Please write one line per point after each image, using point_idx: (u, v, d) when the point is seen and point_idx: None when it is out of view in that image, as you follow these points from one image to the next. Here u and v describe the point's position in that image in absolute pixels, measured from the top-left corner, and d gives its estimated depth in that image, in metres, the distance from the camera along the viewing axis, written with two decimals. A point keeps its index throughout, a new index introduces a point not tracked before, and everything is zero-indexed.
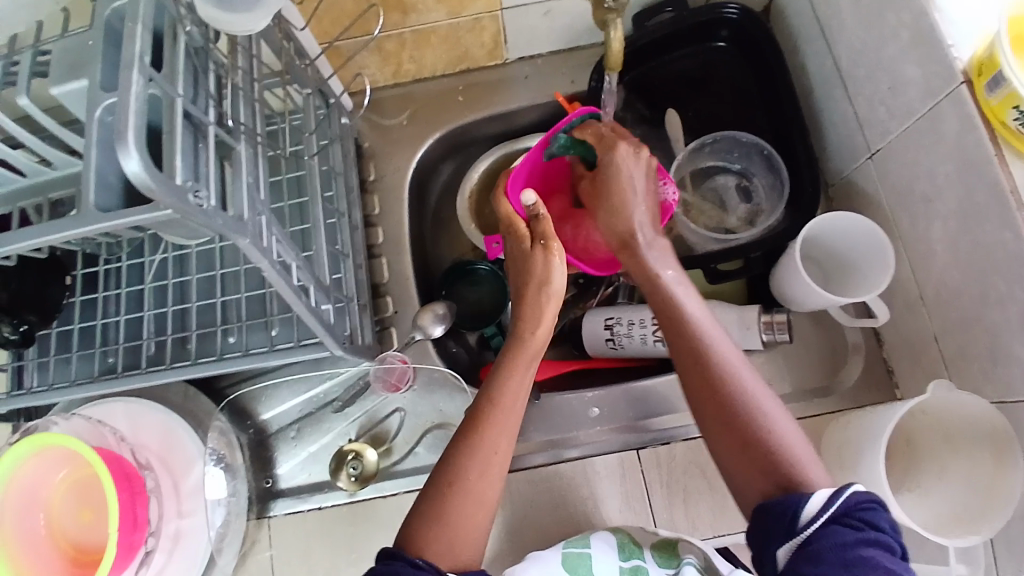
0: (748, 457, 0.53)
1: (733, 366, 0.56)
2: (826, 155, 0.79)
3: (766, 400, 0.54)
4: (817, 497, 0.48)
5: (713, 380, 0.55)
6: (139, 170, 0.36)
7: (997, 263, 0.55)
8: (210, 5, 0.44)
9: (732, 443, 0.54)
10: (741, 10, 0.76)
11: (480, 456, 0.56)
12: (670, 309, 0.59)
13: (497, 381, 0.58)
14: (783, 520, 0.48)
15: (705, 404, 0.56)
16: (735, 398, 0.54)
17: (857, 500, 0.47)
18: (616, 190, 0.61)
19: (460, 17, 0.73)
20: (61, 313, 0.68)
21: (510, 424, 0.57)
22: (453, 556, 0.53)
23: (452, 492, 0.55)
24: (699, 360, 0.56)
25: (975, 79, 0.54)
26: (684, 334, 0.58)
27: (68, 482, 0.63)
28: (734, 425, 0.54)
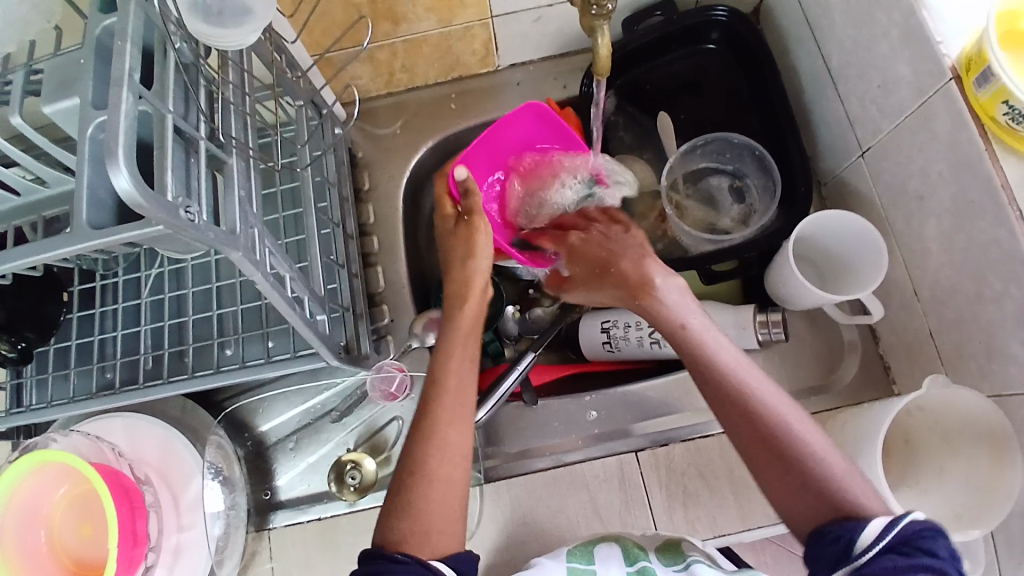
0: (801, 495, 0.51)
1: (772, 404, 0.54)
2: (818, 154, 0.79)
3: (808, 434, 0.53)
4: (873, 525, 0.46)
5: (744, 413, 0.54)
6: (129, 186, 0.36)
7: (992, 260, 0.55)
8: (198, 20, 0.44)
9: (776, 481, 0.52)
10: (729, 11, 0.76)
11: (436, 438, 0.56)
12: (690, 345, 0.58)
13: (439, 369, 0.60)
14: (837, 549, 0.47)
15: (740, 438, 0.54)
16: (771, 430, 0.53)
17: (915, 528, 0.45)
18: (592, 258, 0.70)
19: (451, 26, 0.73)
20: (59, 329, 0.68)
21: (459, 408, 0.58)
22: (428, 546, 0.52)
23: (415, 480, 0.54)
24: (727, 394, 0.55)
25: (964, 75, 0.54)
26: (716, 377, 0.56)
27: (68, 499, 0.62)
28: (782, 465, 0.52)
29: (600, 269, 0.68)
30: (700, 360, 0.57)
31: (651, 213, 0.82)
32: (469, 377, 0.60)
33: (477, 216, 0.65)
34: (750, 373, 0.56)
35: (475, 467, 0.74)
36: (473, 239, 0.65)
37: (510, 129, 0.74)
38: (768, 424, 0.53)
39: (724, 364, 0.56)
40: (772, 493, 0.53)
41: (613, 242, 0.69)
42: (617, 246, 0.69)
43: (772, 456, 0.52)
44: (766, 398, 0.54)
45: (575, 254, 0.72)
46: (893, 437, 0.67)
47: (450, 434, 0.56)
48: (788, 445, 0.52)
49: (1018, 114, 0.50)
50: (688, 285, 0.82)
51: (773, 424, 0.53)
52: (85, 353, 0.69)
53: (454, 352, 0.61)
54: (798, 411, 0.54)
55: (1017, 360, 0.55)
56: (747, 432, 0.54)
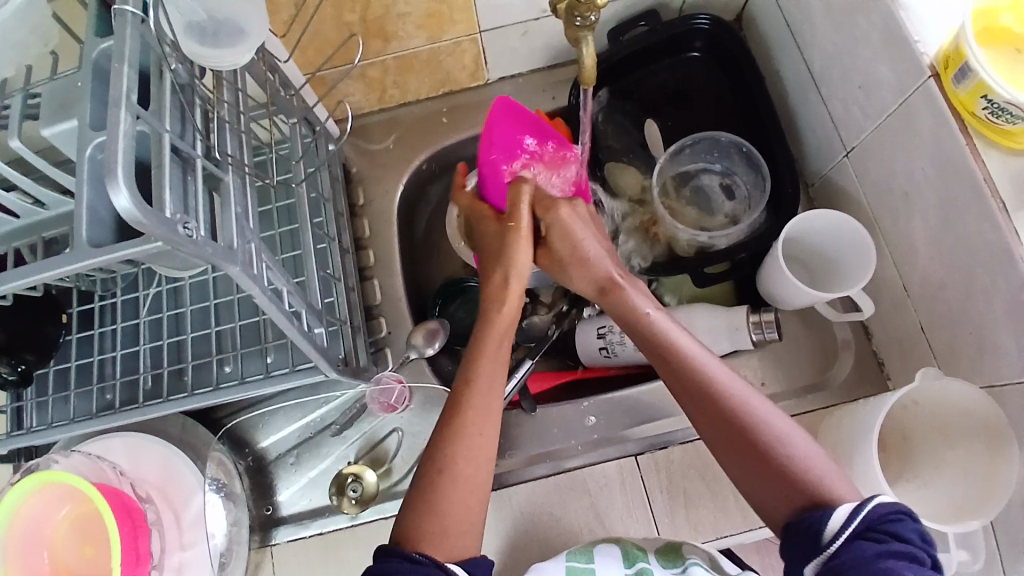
0: (769, 479, 0.52)
1: (735, 392, 0.55)
2: (804, 157, 0.81)
3: (774, 419, 0.54)
4: (839, 511, 0.47)
5: (710, 401, 0.55)
6: (129, 205, 0.37)
7: (978, 253, 0.56)
8: (193, 42, 0.46)
9: (747, 466, 0.53)
10: (711, 20, 0.78)
11: (463, 439, 0.56)
12: (653, 338, 0.60)
13: (472, 366, 0.59)
14: (806, 538, 0.48)
15: (709, 427, 0.55)
16: (735, 415, 0.54)
17: (880, 512, 0.46)
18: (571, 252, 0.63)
19: (440, 42, 0.75)
20: (58, 351, 0.69)
21: (492, 408, 0.58)
22: (443, 546, 0.52)
23: (442, 480, 0.54)
24: (690, 385, 0.56)
25: (942, 72, 0.56)
26: (679, 368, 0.57)
27: (70, 519, 0.62)
28: (751, 450, 0.53)
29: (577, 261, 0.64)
30: (664, 353, 0.58)
31: (642, 219, 0.83)
32: (501, 375, 0.60)
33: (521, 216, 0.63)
34: (713, 362, 0.57)
35: None
36: (515, 241, 0.63)
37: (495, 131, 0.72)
38: (732, 411, 0.54)
39: (687, 355, 0.57)
40: (743, 480, 0.54)
41: (591, 236, 0.64)
42: (594, 245, 0.64)
43: (738, 442, 0.54)
44: (728, 387, 0.55)
45: (558, 230, 0.63)
46: (891, 432, 0.68)
47: (479, 433, 0.56)
48: (753, 431, 0.53)
49: (997, 108, 0.52)
50: (681, 289, 0.83)
51: (735, 411, 0.54)
52: (85, 374, 0.69)
53: (486, 352, 0.60)
54: (759, 397, 0.55)
55: (1008, 350, 0.56)
56: (715, 419, 0.55)
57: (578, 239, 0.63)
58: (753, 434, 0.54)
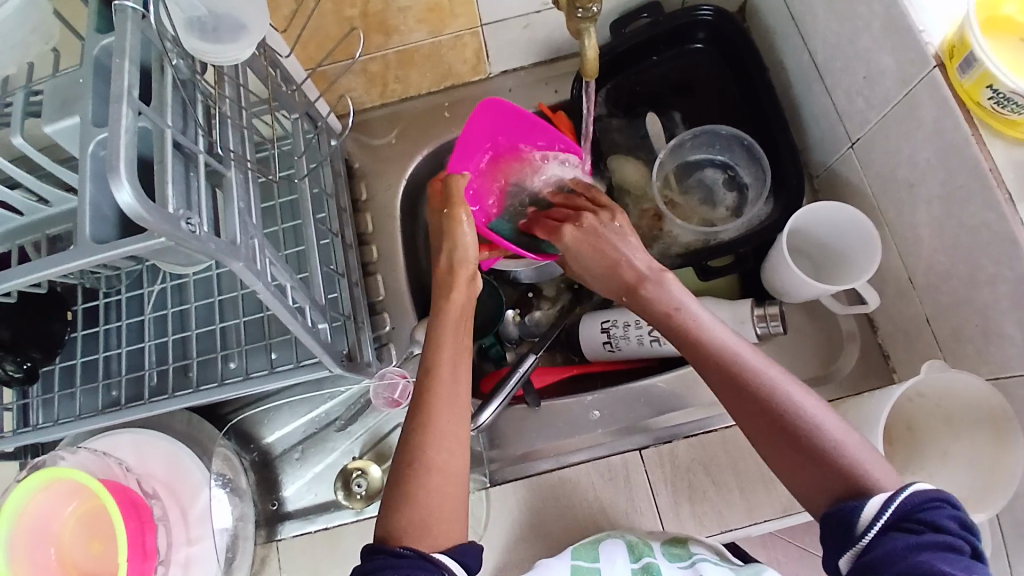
0: (809, 466, 0.51)
1: (769, 379, 0.54)
2: (808, 148, 0.80)
3: (810, 405, 0.53)
4: (872, 501, 0.46)
5: (743, 389, 0.54)
6: (131, 200, 0.37)
7: (984, 244, 0.56)
8: (194, 37, 0.46)
9: (783, 454, 0.52)
10: (715, 10, 0.78)
11: (429, 427, 0.56)
12: (682, 328, 0.59)
13: (431, 358, 0.60)
14: (842, 528, 0.47)
15: (743, 414, 0.54)
16: (771, 402, 0.53)
17: (916, 501, 0.45)
18: (596, 257, 0.65)
19: (441, 36, 0.75)
20: (64, 348, 0.69)
21: (458, 394, 0.58)
22: (430, 537, 0.52)
23: (414, 472, 0.54)
24: (723, 373, 0.55)
25: (947, 62, 0.55)
26: (711, 356, 0.56)
27: (77, 516, 0.62)
28: (788, 437, 0.52)
29: (599, 262, 0.65)
30: (694, 342, 0.58)
31: (647, 212, 0.82)
32: (464, 361, 0.61)
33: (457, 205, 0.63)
34: (745, 349, 0.56)
35: (480, 470, 0.74)
36: (454, 230, 0.63)
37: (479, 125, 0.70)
38: (767, 397, 0.53)
39: (718, 344, 0.57)
40: (781, 468, 0.53)
41: (611, 237, 0.65)
42: (613, 245, 0.65)
43: (775, 429, 0.53)
44: (761, 373, 0.55)
45: (574, 249, 0.66)
46: (896, 423, 0.67)
47: (446, 419, 0.57)
48: (790, 417, 0.52)
49: (1003, 98, 0.51)
50: (685, 282, 0.83)
51: (771, 397, 0.53)
52: (91, 371, 0.69)
53: (444, 342, 0.61)
54: (795, 383, 0.54)
55: (1014, 341, 0.56)
56: (749, 408, 0.54)
57: (597, 248, 0.65)
58: (790, 421, 0.52)
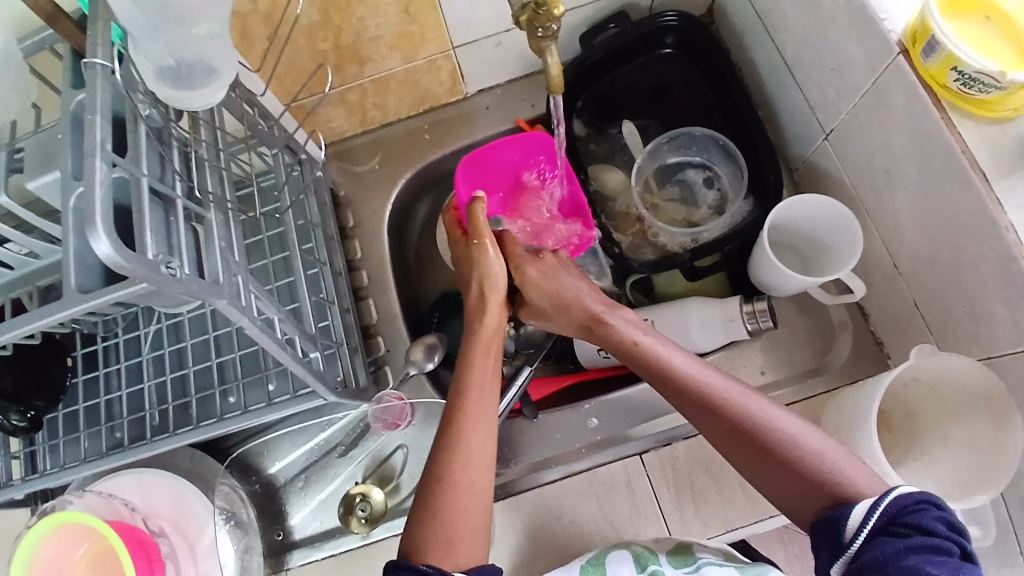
0: (787, 474, 0.53)
1: (731, 396, 0.57)
2: (785, 142, 0.81)
3: (774, 415, 0.55)
4: (860, 506, 0.48)
5: (712, 410, 0.57)
6: (110, 251, 0.38)
7: (962, 224, 0.56)
8: (168, 86, 0.47)
9: (761, 466, 0.54)
10: (678, 15, 0.78)
11: (456, 445, 0.57)
12: (650, 360, 0.63)
13: (462, 379, 0.62)
14: (830, 536, 0.48)
15: (718, 437, 0.57)
16: (736, 418, 0.56)
17: (902, 504, 0.46)
18: (551, 296, 0.70)
19: (415, 61, 0.76)
20: (66, 394, 0.70)
21: (485, 414, 0.60)
22: (452, 556, 0.53)
23: (441, 487, 0.56)
24: (689, 396, 0.59)
25: (910, 48, 0.56)
26: (674, 382, 0.60)
27: (88, 559, 0.63)
28: (761, 450, 0.54)
29: (552, 305, 0.70)
30: (661, 372, 0.61)
31: (628, 217, 0.83)
32: (492, 383, 0.62)
33: (485, 236, 0.66)
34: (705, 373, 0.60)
35: None
36: (483, 257, 0.67)
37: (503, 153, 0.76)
38: (734, 416, 0.56)
39: (678, 369, 0.60)
40: (764, 480, 0.54)
41: (563, 279, 0.71)
42: (566, 287, 0.70)
43: (748, 443, 0.55)
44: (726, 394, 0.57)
45: (533, 287, 0.70)
46: (893, 410, 0.67)
47: (474, 439, 0.58)
48: (757, 430, 0.55)
49: (968, 79, 0.52)
50: (674, 284, 0.83)
51: (737, 415, 0.56)
52: (94, 415, 0.71)
53: (474, 364, 0.63)
54: (756, 397, 0.57)
55: (1001, 320, 0.56)
56: (722, 428, 0.56)
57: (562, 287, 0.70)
58: (757, 435, 0.55)
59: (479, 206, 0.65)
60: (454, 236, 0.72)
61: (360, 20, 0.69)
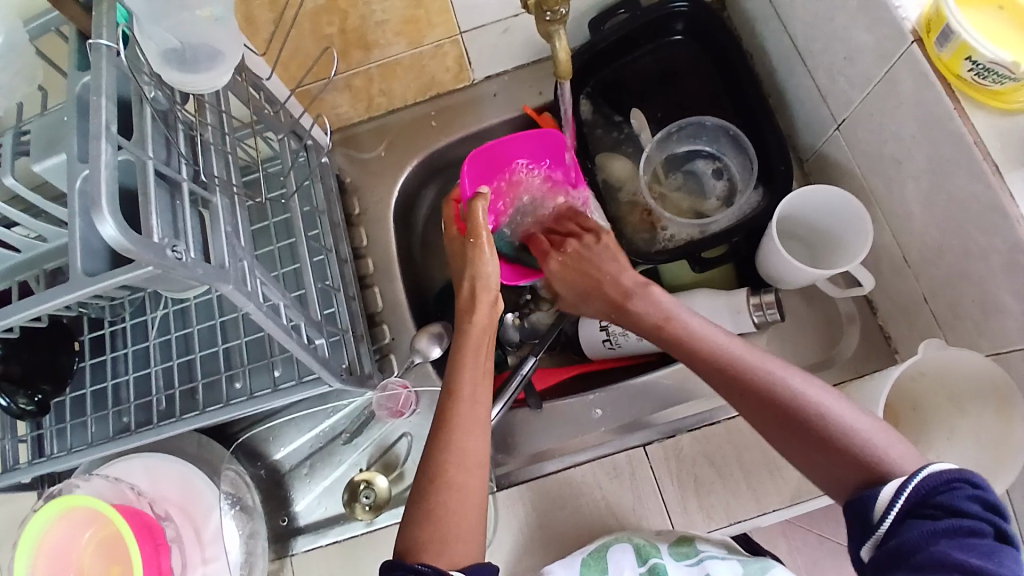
0: (828, 455, 0.51)
1: (769, 372, 0.55)
2: (795, 132, 0.80)
3: (814, 392, 0.53)
4: (888, 487, 0.46)
5: (748, 389, 0.56)
6: (115, 233, 0.38)
7: (973, 216, 0.55)
8: (172, 69, 0.46)
9: (801, 447, 0.52)
10: (689, 2, 0.77)
11: (449, 444, 0.57)
12: (680, 337, 0.61)
13: (453, 378, 0.60)
14: (860, 518, 0.47)
15: (754, 414, 0.55)
16: (775, 395, 0.54)
17: (933, 484, 0.44)
18: (580, 278, 0.70)
19: (421, 46, 0.75)
20: (73, 379, 0.71)
21: (476, 415, 0.59)
22: (447, 555, 0.53)
23: (433, 488, 0.55)
24: (725, 374, 0.57)
25: (925, 37, 0.54)
26: (710, 358, 0.59)
27: (95, 541, 0.62)
28: (801, 430, 0.52)
29: (582, 288, 0.70)
30: (693, 348, 0.60)
31: (636, 208, 0.83)
32: (484, 383, 0.61)
33: (480, 233, 0.65)
34: (740, 350, 0.58)
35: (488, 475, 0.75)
36: (477, 258, 0.64)
37: (505, 146, 0.76)
38: (773, 392, 0.54)
39: (715, 346, 0.59)
40: (803, 462, 0.53)
41: (598, 261, 0.69)
42: (601, 265, 0.69)
43: (787, 424, 0.53)
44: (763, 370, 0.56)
45: (559, 278, 0.71)
46: (901, 404, 0.67)
47: (467, 440, 0.57)
48: (797, 408, 0.53)
49: (983, 69, 0.51)
50: (680, 275, 0.83)
51: (776, 391, 0.54)
52: (100, 399, 0.71)
53: (465, 365, 0.61)
54: (795, 373, 0.55)
55: (1012, 314, 0.55)
56: (759, 408, 0.55)
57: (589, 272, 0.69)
58: (797, 413, 0.53)
59: (479, 204, 0.65)
60: (451, 232, 0.72)
61: (366, 4, 0.68)
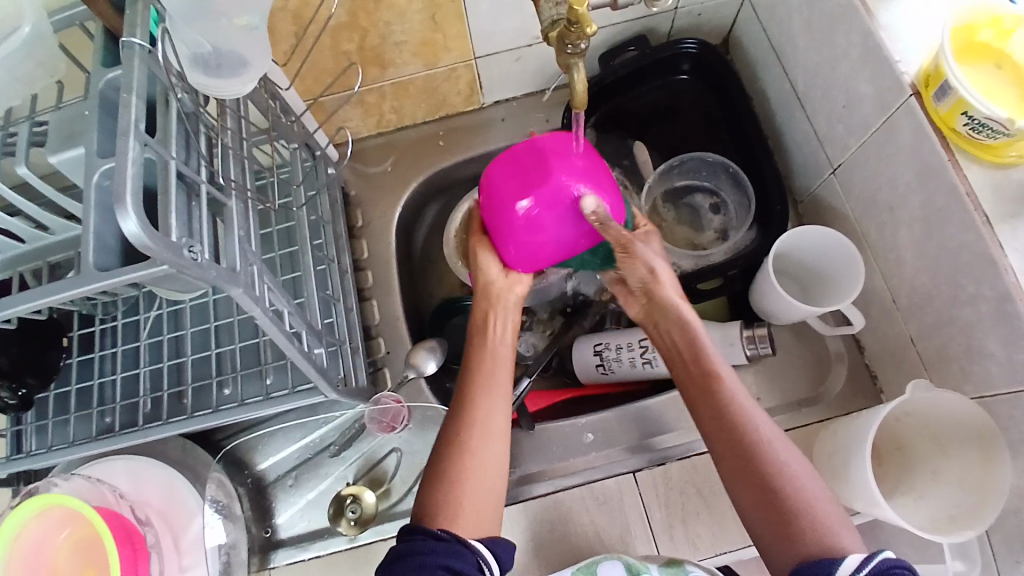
0: (787, 532, 0.50)
1: (767, 436, 0.55)
2: (791, 175, 0.83)
3: (801, 473, 0.53)
4: (847, 562, 0.46)
5: (739, 441, 0.55)
6: (137, 230, 0.38)
7: (964, 264, 0.58)
8: (199, 73, 0.47)
9: (765, 512, 0.52)
10: (698, 43, 0.80)
11: (474, 415, 0.60)
12: (705, 376, 0.59)
13: (471, 369, 0.63)
14: None
15: (730, 462, 0.55)
16: (763, 459, 0.53)
17: (886, 567, 0.45)
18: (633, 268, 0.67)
19: (436, 68, 0.77)
20: (60, 374, 0.69)
21: (495, 390, 0.62)
22: (460, 520, 0.54)
23: (452, 450, 0.58)
24: (723, 420, 0.56)
25: (923, 91, 0.57)
26: (716, 401, 0.57)
27: (70, 543, 0.60)
28: (771, 498, 0.52)
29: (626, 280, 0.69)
30: (708, 383, 0.59)
31: None
32: (503, 370, 0.64)
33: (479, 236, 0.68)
34: (749, 401, 0.57)
35: None
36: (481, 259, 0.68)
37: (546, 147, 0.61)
38: (758, 450, 0.54)
39: (729, 393, 0.57)
40: (757, 522, 0.52)
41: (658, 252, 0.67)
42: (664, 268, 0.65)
43: (760, 484, 0.53)
44: (758, 425, 0.55)
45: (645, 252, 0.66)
46: (886, 444, 0.69)
47: (488, 412, 0.60)
48: (777, 478, 0.52)
49: (977, 124, 0.53)
50: None
51: (761, 448, 0.54)
52: (85, 398, 0.70)
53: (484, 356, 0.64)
54: (789, 446, 0.55)
55: (995, 360, 0.57)
56: (740, 459, 0.54)
57: (656, 270, 0.64)
58: (775, 483, 0.52)
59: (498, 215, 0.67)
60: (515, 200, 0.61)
61: (386, 25, 0.69)
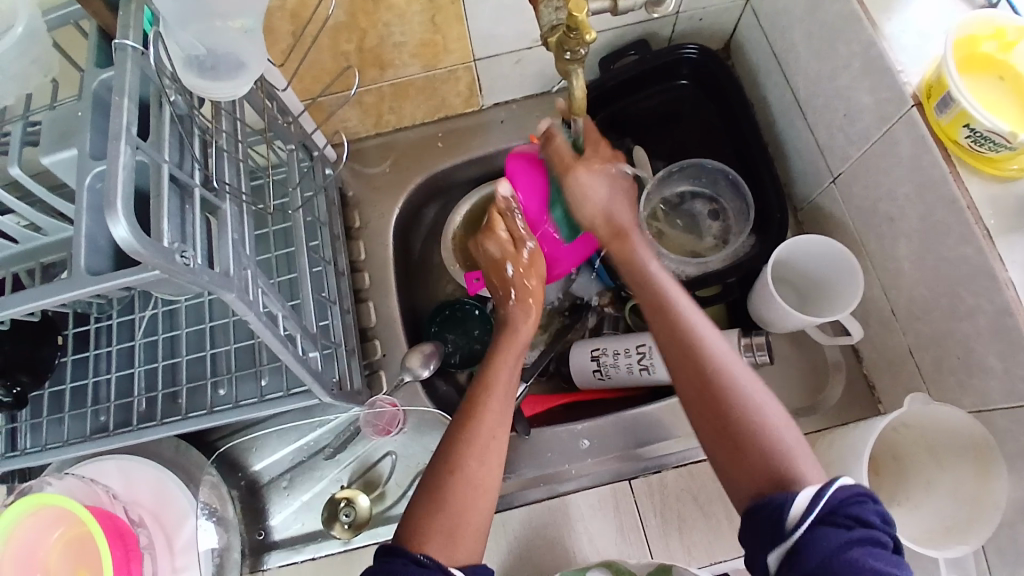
0: (745, 460, 0.50)
1: (722, 359, 0.55)
2: (792, 182, 0.82)
3: (760, 396, 0.53)
4: (802, 495, 0.45)
5: (694, 367, 0.55)
6: (126, 234, 0.37)
7: (963, 277, 0.57)
8: (191, 74, 0.46)
9: (719, 438, 0.52)
10: (698, 49, 0.80)
11: (474, 439, 0.58)
12: (661, 302, 0.59)
13: (488, 373, 0.63)
14: (770, 521, 0.46)
15: (687, 387, 0.55)
16: (718, 384, 0.53)
17: (843, 496, 0.45)
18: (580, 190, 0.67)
19: (436, 69, 0.76)
20: (53, 373, 0.69)
21: (505, 417, 0.60)
22: (450, 551, 0.52)
23: (452, 479, 0.56)
24: (679, 345, 0.56)
25: (925, 101, 0.57)
26: (672, 324, 0.57)
27: (63, 543, 0.60)
28: (726, 426, 0.52)
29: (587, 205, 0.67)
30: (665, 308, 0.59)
31: None
32: (512, 398, 0.62)
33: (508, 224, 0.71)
34: (705, 327, 0.57)
35: None
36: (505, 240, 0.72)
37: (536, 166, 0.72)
38: (712, 372, 0.54)
39: (683, 318, 0.57)
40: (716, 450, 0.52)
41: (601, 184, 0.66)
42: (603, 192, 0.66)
43: (715, 410, 0.53)
44: (715, 349, 0.55)
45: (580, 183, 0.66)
46: (882, 453, 0.68)
47: (491, 437, 0.58)
48: (732, 403, 0.52)
49: (980, 136, 0.53)
50: None
51: (716, 375, 0.54)
52: (79, 397, 0.69)
53: (502, 366, 0.63)
54: (747, 369, 0.55)
55: (994, 375, 0.57)
56: (698, 385, 0.54)
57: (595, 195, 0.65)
58: (728, 409, 0.52)
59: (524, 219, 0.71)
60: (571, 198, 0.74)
61: (386, 27, 0.68)
